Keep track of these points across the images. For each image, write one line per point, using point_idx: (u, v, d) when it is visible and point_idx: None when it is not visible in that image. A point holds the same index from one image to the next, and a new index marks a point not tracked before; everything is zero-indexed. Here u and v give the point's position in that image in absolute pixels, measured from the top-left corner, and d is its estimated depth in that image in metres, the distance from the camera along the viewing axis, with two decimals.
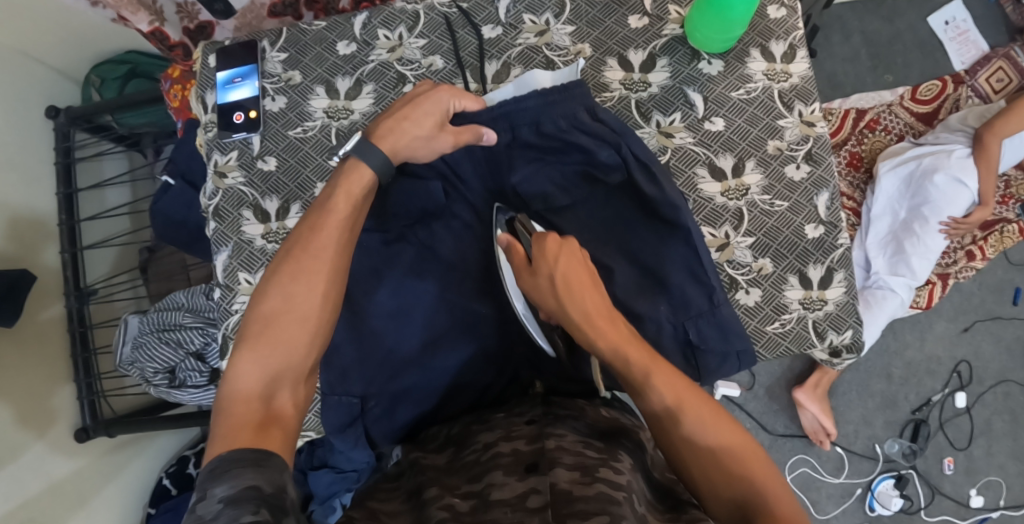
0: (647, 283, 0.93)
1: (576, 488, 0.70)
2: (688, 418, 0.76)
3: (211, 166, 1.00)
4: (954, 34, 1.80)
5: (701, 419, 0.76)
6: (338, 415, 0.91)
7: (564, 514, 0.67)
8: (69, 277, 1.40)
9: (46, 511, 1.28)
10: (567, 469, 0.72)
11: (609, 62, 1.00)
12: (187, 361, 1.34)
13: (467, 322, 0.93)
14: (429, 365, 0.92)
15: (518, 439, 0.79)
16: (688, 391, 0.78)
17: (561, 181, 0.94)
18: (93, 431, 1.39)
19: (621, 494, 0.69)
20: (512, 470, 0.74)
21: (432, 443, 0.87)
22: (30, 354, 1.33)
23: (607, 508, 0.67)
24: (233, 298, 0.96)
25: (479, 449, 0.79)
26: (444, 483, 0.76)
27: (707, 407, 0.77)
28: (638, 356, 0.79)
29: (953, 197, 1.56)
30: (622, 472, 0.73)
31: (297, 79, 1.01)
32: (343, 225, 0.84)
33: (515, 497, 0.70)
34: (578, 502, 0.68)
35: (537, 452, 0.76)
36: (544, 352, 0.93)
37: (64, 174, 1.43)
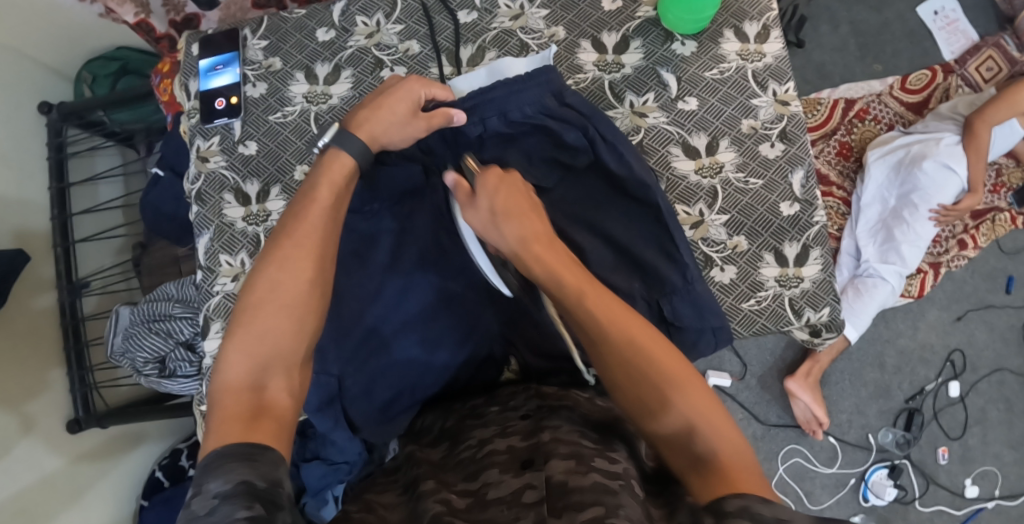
0: (623, 262, 0.94)
1: (572, 478, 0.71)
2: (639, 365, 0.76)
3: (193, 152, 1.01)
4: (943, 23, 1.80)
5: (656, 371, 0.76)
6: (315, 394, 0.90)
7: (560, 508, 0.68)
8: (62, 270, 1.42)
9: (38, 504, 1.30)
10: (562, 459, 0.74)
11: (583, 44, 1.01)
12: (177, 351, 1.35)
13: (445, 302, 0.94)
14: (405, 341, 0.93)
15: (514, 435, 0.81)
16: (641, 338, 0.77)
17: (529, 166, 0.95)
18: (85, 423, 1.40)
19: (617, 483, 0.70)
20: (507, 467, 0.76)
21: (427, 435, 0.91)
22: (22, 346, 1.35)
23: (602, 499, 0.68)
24: (214, 280, 0.97)
25: (474, 445, 0.82)
26: (440, 478, 0.79)
27: (665, 358, 0.77)
28: (619, 327, 0.77)
29: (943, 184, 1.56)
30: (617, 462, 0.75)
31: (277, 66, 1.02)
32: (326, 208, 0.85)
33: (512, 493, 0.72)
34: (573, 494, 0.69)
35: (532, 447, 0.77)
36: (524, 331, 0.95)
37: (57, 169, 1.45)
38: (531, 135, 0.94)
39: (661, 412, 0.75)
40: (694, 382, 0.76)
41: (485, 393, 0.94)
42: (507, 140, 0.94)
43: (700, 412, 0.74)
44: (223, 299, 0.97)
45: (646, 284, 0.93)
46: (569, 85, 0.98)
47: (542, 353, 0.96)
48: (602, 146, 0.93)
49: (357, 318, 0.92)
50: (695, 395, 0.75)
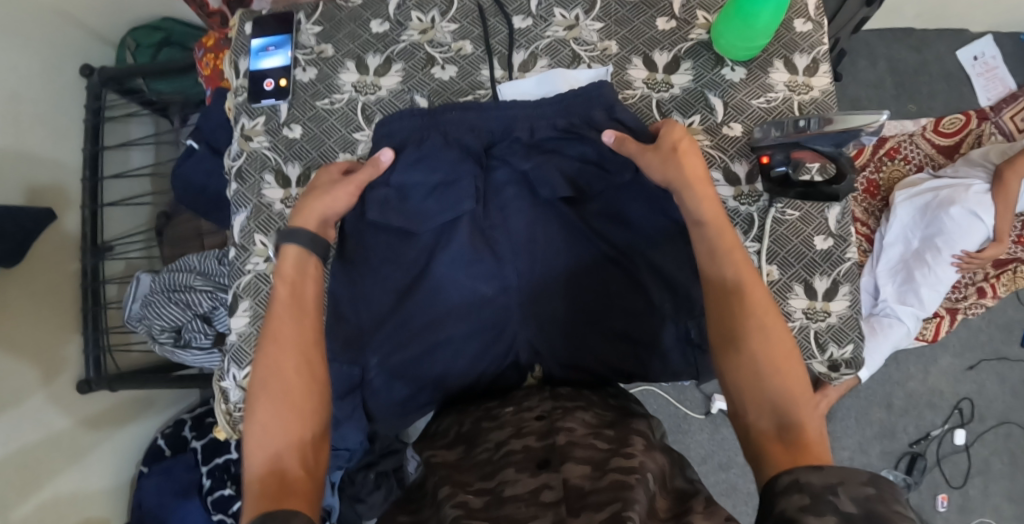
0: (655, 280, 0.95)
1: (585, 483, 0.74)
2: (747, 337, 0.81)
3: (238, 129, 1.02)
4: (981, 70, 1.79)
5: (764, 355, 0.80)
6: (337, 382, 0.94)
7: (578, 508, 0.71)
8: (87, 233, 1.43)
9: (40, 459, 1.31)
10: (578, 463, 0.76)
11: (634, 61, 1.02)
12: (194, 322, 1.38)
13: (476, 306, 0.97)
14: (437, 339, 0.96)
15: (529, 437, 0.82)
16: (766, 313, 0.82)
17: (570, 173, 0.95)
18: (95, 384, 1.41)
19: (633, 477, 0.73)
20: (523, 467, 0.78)
21: (442, 439, 0.91)
22: (43, 304, 1.36)
23: (620, 495, 0.71)
24: (247, 258, 0.99)
25: (491, 448, 0.83)
26: (456, 480, 0.79)
27: (766, 309, 0.82)
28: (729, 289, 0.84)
29: (968, 230, 1.55)
30: (633, 457, 0.77)
31: (329, 53, 1.03)
32: (293, 308, 0.88)
33: (528, 492, 0.74)
34: (590, 496, 0.72)
35: (548, 449, 0.79)
36: (554, 337, 0.97)
37: (92, 132, 1.46)
38: (577, 149, 0.96)
39: (757, 391, 0.79)
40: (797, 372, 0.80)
41: (500, 397, 0.96)
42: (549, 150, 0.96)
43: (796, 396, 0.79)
44: (254, 278, 0.99)
45: (677, 305, 0.95)
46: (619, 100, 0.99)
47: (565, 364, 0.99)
48: (642, 166, 0.94)
49: (389, 313, 0.95)
50: (794, 380, 0.79)
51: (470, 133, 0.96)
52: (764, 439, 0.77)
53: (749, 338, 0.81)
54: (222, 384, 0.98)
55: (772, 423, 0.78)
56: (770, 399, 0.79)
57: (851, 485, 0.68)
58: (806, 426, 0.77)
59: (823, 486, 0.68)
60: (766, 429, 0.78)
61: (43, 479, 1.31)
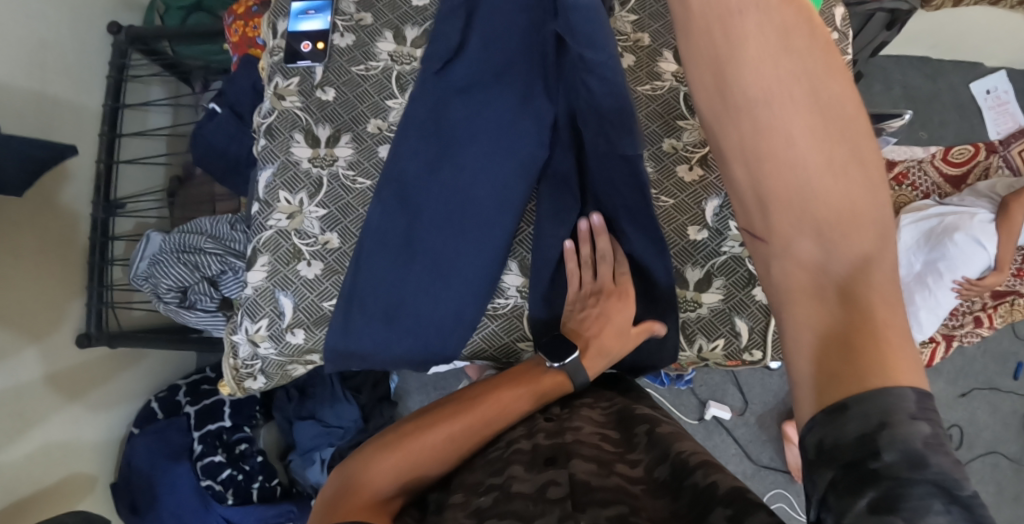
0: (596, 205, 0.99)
1: (593, 479, 0.72)
2: (781, 141, 0.67)
3: (271, 88, 1.06)
4: (993, 103, 1.82)
5: (840, 207, 0.66)
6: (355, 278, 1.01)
7: (583, 503, 0.68)
8: (101, 187, 1.43)
9: (34, 410, 1.28)
10: (584, 460, 0.74)
11: (665, 54, 1.06)
12: (200, 284, 1.37)
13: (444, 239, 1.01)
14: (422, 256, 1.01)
15: (539, 434, 0.81)
16: (824, 118, 0.67)
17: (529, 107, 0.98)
18: (95, 339, 1.39)
19: (637, 488, 0.72)
20: (531, 465, 0.75)
21: None
22: (49, 253, 1.34)
23: (624, 499, 0.69)
24: (270, 214, 1.02)
25: (502, 447, 0.81)
26: (467, 487, 0.76)
27: (857, 152, 0.67)
28: (761, 86, 0.67)
29: (969, 256, 1.58)
30: (636, 467, 0.76)
31: (368, 21, 1.07)
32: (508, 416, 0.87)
33: (535, 490, 0.70)
34: (597, 491, 0.69)
35: (555, 447, 0.77)
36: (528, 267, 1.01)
37: (114, 89, 1.47)
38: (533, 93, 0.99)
39: (795, 206, 0.67)
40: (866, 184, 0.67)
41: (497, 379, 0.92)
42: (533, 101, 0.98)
43: (851, 223, 0.66)
44: (275, 234, 1.02)
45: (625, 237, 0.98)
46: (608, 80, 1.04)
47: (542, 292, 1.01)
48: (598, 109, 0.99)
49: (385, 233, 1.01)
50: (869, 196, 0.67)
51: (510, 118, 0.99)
52: (817, 318, 0.65)
53: (794, 142, 0.67)
54: (234, 337, 1.03)
55: (816, 253, 0.66)
56: (818, 218, 0.66)
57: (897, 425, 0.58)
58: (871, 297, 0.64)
59: (861, 438, 0.58)
60: (805, 261, 0.67)
61: (33, 430, 1.28)
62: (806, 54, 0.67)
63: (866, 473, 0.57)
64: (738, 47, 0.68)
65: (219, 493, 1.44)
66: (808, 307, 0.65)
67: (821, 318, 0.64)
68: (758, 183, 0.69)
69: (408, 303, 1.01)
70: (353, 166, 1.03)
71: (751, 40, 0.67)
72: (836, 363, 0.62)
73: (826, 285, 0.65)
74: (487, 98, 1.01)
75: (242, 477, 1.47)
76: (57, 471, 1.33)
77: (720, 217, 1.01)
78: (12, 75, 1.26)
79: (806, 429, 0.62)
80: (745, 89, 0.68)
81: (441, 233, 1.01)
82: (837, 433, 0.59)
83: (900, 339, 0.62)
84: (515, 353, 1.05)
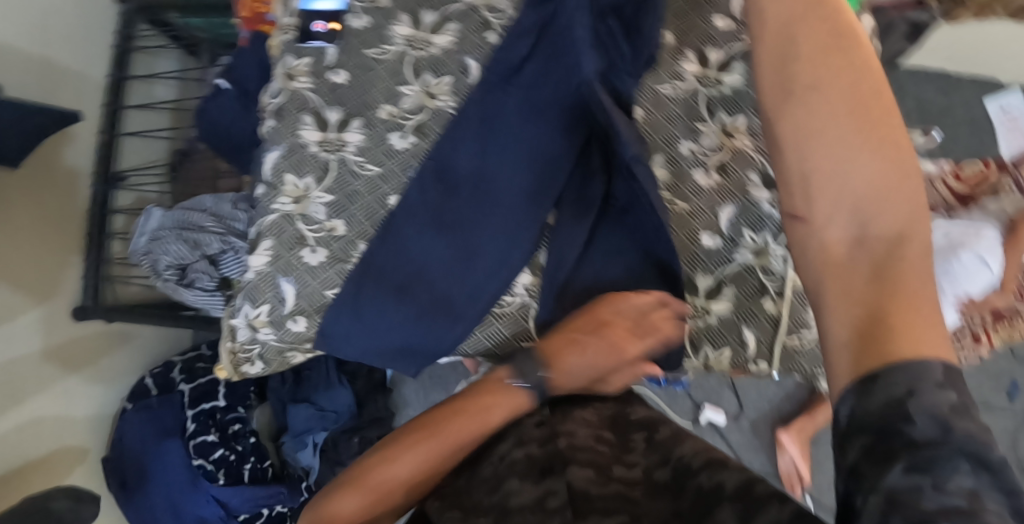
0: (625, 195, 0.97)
1: (593, 487, 0.70)
2: (818, 123, 0.67)
3: (281, 67, 1.04)
4: (1005, 122, 1.80)
5: (877, 186, 0.65)
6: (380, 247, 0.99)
7: (585, 511, 0.66)
8: (103, 158, 1.41)
9: (26, 379, 1.26)
10: (581, 467, 0.72)
11: (687, 54, 1.04)
12: (200, 262, 1.34)
13: (463, 222, 0.98)
14: (443, 231, 0.98)
15: (531, 444, 0.77)
16: (863, 111, 0.66)
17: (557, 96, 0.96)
18: (91, 312, 1.36)
19: (638, 490, 0.70)
20: (527, 476, 0.72)
21: None
22: (48, 223, 1.32)
23: (625, 506, 0.67)
24: (275, 197, 1.00)
25: (495, 461, 0.77)
26: (464, 505, 0.73)
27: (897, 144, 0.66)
28: (804, 80, 0.69)
29: (973, 274, 1.57)
30: (634, 467, 0.74)
31: (384, 4, 1.05)
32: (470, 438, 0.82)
33: (534, 500, 0.69)
34: (598, 500, 0.68)
35: (552, 456, 0.74)
36: (552, 256, 0.98)
37: (120, 58, 1.45)
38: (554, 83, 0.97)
39: (831, 181, 0.66)
40: (901, 171, 0.65)
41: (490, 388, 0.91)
42: (560, 101, 0.96)
43: (885, 199, 0.64)
44: (279, 218, 1.00)
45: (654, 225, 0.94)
46: (644, 83, 1.02)
47: (558, 289, 0.98)
48: None
49: (409, 206, 0.99)
50: (906, 184, 0.64)
51: (524, 110, 0.97)
52: (842, 295, 0.62)
53: (834, 127, 0.66)
54: (233, 321, 1.01)
55: (848, 229, 0.65)
56: (853, 194, 0.65)
57: (927, 393, 0.54)
58: (907, 279, 0.61)
59: (887, 409, 0.54)
60: (836, 236, 0.65)
61: (24, 398, 1.26)
62: (848, 46, 0.70)
63: (891, 439, 0.53)
64: (781, 43, 0.72)
65: (210, 473, 1.43)
66: (836, 279, 0.63)
67: (855, 290, 0.62)
68: (796, 164, 0.68)
69: (408, 287, 0.98)
70: (362, 152, 1.01)
71: (803, 43, 0.71)
72: (865, 324, 0.60)
73: (859, 256, 0.63)
74: (504, 93, 0.98)
75: (234, 458, 1.46)
76: (48, 443, 1.31)
77: (734, 225, 0.99)
78: (17, 39, 1.24)
79: (838, 400, 0.58)
80: (792, 85, 0.69)
81: (466, 208, 0.98)
82: (862, 404, 0.56)
83: (927, 309, 0.59)
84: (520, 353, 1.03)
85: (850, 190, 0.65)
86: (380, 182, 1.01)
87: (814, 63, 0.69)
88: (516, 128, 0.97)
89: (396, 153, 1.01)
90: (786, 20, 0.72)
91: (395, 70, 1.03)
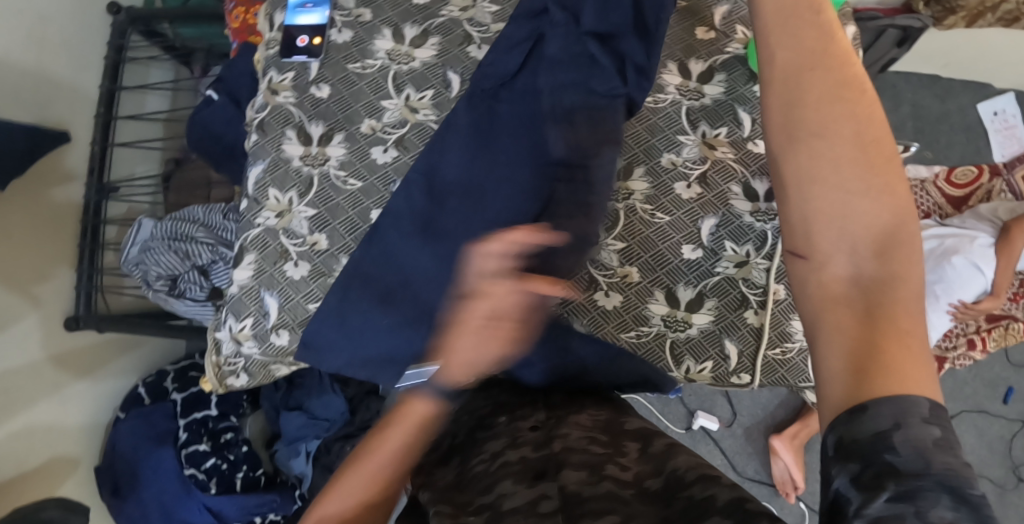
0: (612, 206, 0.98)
1: (584, 490, 0.70)
2: (823, 161, 0.65)
3: (265, 82, 1.04)
4: (1000, 126, 1.80)
5: (879, 230, 0.64)
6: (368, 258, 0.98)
7: (576, 515, 0.67)
8: (94, 169, 1.42)
9: (20, 390, 1.27)
10: (575, 470, 0.72)
11: (669, 66, 1.05)
12: (190, 273, 1.36)
13: (445, 233, 0.96)
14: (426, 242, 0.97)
15: (525, 446, 0.76)
16: (868, 155, 0.65)
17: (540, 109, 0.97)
18: (83, 322, 1.38)
19: (629, 492, 0.70)
20: (520, 479, 0.72)
21: (432, 454, 0.83)
22: (41, 235, 1.33)
23: (616, 508, 0.68)
24: (258, 212, 1.01)
25: (487, 460, 0.76)
26: (454, 502, 0.73)
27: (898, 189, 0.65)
28: (811, 116, 0.67)
29: (967, 279, 1.57)
30: (629, 468, 0.74)
31: (367, 18, 1.05)
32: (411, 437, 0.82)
33: (526, 504, 0.69)
34: (589, 502, 0.68)
35: (546, 458, 0.74)
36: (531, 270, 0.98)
37: (112, 69, 1.45)
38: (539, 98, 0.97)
39: (834, 220, 0.65)
40: (900, 214, 0.65)
41: None
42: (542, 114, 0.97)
43: (884, 243, 0.64)
44: (262, 233, 1.01)
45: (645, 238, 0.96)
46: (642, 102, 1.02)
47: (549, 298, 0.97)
48: None
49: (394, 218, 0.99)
50: (904, 229, 0.64)
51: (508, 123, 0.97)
52: (840, 329, 0.62)
53: (840, 168, 0.65)
54: (217, 334, 1.03)
55: (848, 267, 0.64)
56: (854, 235, 0.64)
57: (913, 424, 0.55)
58: (903, 319, 0.61)
59: (875, 438, 0.56)
60: (836, 274, 0.64)
61: (17, 410, 1.26)
62: (856, 85, 0.67)
63: (875, 468, 0.55)
64: (793, 71, 0.68)
65: (202, 482, 1.42)
66: (836, 315, 0.63)
67: (855, 324, 0.61)
68: (799, 201, 0.66)
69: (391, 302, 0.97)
70: (344, 166, 1.02)
71: (814, 74, 0.67)
72: (861, 356, 0.59)
73: (861, 292, 0.63)
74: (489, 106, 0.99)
75: (226, 466, 1.46)
76: (42, 453, 1.32)
77: (715, 237, 1.01)
78: (7, 52, 1.25)
79: (828, 426, 0.59)
80: (800, 120, 0.67)
81: (451, 219, 0.97)
82: (856, 429, 0.57)
83: (919, 345, 0.60)
84: None
85: (853, 232, 0.64)
86: (362, 196, 1.01)
87: (824, 98, 0.67)
88: (501, 141, 0.98)
89: (377, 168, 1.02)
90: (795, 57, 0.68)
91: (377, 84, 1.04)
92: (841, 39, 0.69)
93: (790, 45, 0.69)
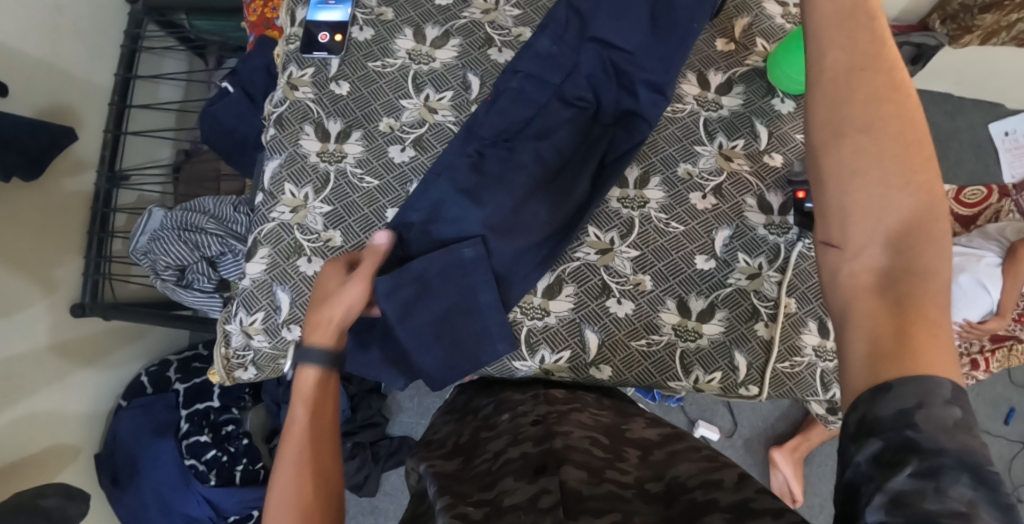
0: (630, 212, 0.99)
1: (585, 488, 0.69)
2: (866, 156, 0.65)
3: (284, 77, 1.04)
4: (1010, 146, 1.80)
5: (912, 226, 0.64)
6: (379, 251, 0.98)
7: (576, 512, 0.65)
8: (106, 157, 1.43)
9: (24, 376, 1.26)
10: (576, 468, 0.71)
11: (688, 76, 1.06)
12: (199, 264, 1.35)
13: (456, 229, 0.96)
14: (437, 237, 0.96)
15: (527, 443, 0.78)
16: (909, 153, 0.65)
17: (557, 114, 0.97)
18: (89, 309, 1.38)
19: (630, 492, 0.70)
20: (521, 475, 0.72)
21: (439, 449, 0.86)
22: (50, 220, 1.33)
23: (618, 507, 0.67)
24: (274, 205, 1.01)
25: (490, 458, 0.79)
26: (455, 491, 0.73)
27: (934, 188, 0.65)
28: (856, 113, 0.66)
29: (972, 299, 1.58)
30: (629, 472, 0.74)
31: (389, 17, 1.06)
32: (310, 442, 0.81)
33: (527, 501, 0.68)
34: (590, 501, 0.67)
35: (546, 453, 0.74)
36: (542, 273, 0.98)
37: (127, 58, 1.46)
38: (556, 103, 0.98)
39: (870, 215, 0.65)
40: (934, 212, 0.65)
41: (494, 402, 0.95)
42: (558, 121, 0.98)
43: (918, 239, 0.64)
44: (277, 227, 1.01)
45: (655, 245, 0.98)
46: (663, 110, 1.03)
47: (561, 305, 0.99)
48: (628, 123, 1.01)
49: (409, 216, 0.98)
50: (938, 227, 0.64)
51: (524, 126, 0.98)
52: (868, 318, 0.62)
53: (880, 163, 0.65)
54: (226, 327, 1.02)
55: (881, 259, 0.64)
56: (889, 228, 0.65)
57: (935, 405, 0.57)
58: (933, 314, 0.61)
59: (897, 416, 0.57)
60: (867, 264, 0.64)
61: (19, 397, 1.24)
62: (904, 87, 0.67)
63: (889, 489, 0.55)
64: (844, 69, 0.68)
65: (201, 473, 1.43)
66: (866, 304, 0.63)
67: (885, 313, 0.62)
68: (837, 193, 0.66)
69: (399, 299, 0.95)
70: (361, 164, 1.02)
71: (865, 73, 0.67)
72: (885, 343, 0.61)
73: (892, 283, 0.63)
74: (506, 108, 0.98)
75: (226, 458, 1.46)
76: (42, 439, 1.30)
77: (728, 249, 1.01)
78: (25, 38, 1.25)
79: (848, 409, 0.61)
80: (844, 116, 0.66)
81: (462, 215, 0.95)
82: (874, 408, 0.58)
83: (945, 338, 0.61)
84: (509, 371, 1.00)
85: (886, 225, 0.65)
86: (378, 195, 1.01)
87: (871, 98, 0.66)
88: (516, 144, 0.98)
89: (394, 167, 1.02)
90: (846, 55, 0.68)
91: (397, 83, 1.04)
92: (890, 41, 0.69)
93: (843, 43, 0.68)
